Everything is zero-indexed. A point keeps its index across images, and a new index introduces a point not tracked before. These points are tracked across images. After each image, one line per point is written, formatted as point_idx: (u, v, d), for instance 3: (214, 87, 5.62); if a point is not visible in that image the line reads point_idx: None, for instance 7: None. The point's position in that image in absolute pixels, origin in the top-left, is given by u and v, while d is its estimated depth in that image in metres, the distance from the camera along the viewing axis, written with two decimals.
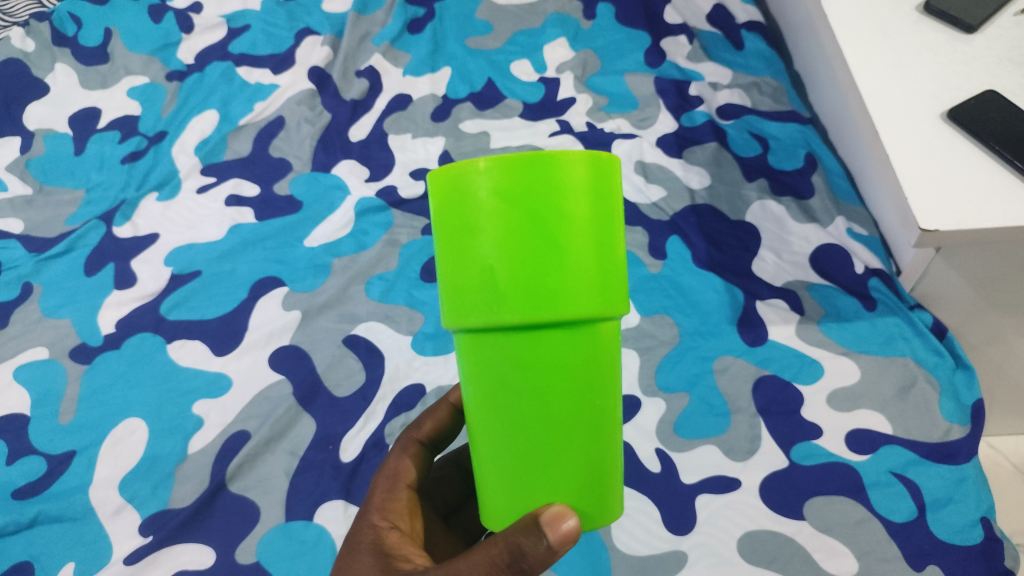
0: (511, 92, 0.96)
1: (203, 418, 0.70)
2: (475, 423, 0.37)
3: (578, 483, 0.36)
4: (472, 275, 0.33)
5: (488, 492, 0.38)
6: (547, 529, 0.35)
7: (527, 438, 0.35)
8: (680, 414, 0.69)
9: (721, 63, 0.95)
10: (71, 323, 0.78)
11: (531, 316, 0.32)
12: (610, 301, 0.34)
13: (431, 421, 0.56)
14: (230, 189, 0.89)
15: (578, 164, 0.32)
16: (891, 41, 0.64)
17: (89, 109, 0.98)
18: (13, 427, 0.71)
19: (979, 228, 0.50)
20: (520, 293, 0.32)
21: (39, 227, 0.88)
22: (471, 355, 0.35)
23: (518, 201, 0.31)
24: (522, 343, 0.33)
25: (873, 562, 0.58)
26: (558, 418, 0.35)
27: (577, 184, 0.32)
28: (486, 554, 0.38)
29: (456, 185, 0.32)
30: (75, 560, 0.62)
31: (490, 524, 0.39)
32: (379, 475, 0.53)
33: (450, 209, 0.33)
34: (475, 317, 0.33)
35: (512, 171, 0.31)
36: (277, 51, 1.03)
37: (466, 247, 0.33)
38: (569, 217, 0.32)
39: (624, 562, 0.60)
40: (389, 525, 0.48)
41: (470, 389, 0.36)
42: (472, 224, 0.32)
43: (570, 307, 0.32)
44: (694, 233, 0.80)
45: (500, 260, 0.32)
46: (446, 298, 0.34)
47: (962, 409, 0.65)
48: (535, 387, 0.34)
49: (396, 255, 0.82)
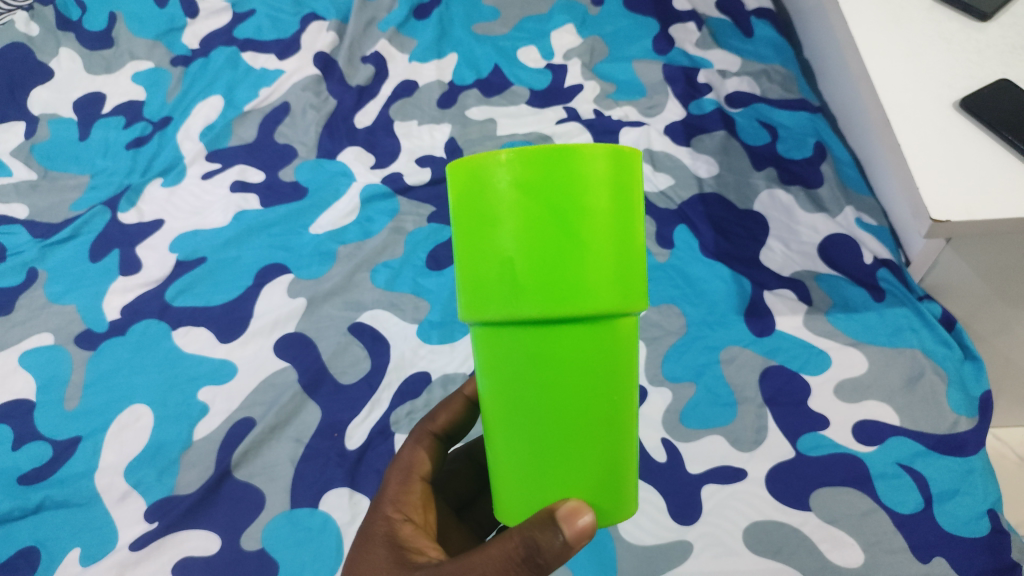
0: (518, 78, 0.96)
1: (209, 405, 0.70)
2: (491, 416, 0.37)
3: (594, 479, 0.36)
4: (491, 268, 0.32)
5: (502, 485, 0.38)
6: (563, 524, 0.34)
7: (543, 434, 0.35)
8: (687, 404, 0.68)
9: (730, 51, 0.94)
10: (77, 309, 0.78)
11: (549, 310, 0.31)
12: (629, 296, 0.33)
13: (446, 415, 0.55)
14: (235, 175, 0.89)
15: (599, 157, 0.31)
16: (904, 28, 0.63)
17: (94, 94, 0.98)
18: (19, 412, 0.71)
19: (990, 219, 0.49)
20: (539, 287, 0.31)
21: (45, 212, 0.88)
22: (488, 347, 0.35)
23: (538, 194, 0.31)
24: (539, 337, 0.33)
25: (880, 553, 0.58)
26: (575, 413, 0.34)
27: (598, 178, 0.31)
28: (502, 548, 0.37)
29: (475, 177, 0.32)
30: (81, 545, 0.62)
31: (504, 517, 0.38)
32: (393, 467, 0.53)
33: (469, 201, 0.33)
34: (493, 309, 0.33)
35: (532, 163, 0.31)
36: (282, 36, 1.02)
37: (484, 240, 0.33)
38: (589, 211, 0.31)
39: (630, 552, 0.60)
40: (403, 518, 0.48)
41: (487, 381, 0.36)
42: (491, 216, 0.32)
43: (588, 302, 0.32)
44: (702, 222, 0.79)
45: (520, 253, 0.31)
46: (464, 291, 0.34)
47: (970, 401, 0.65)
48: (552, 382, 0.34)
49: (401, 242, 0.82)
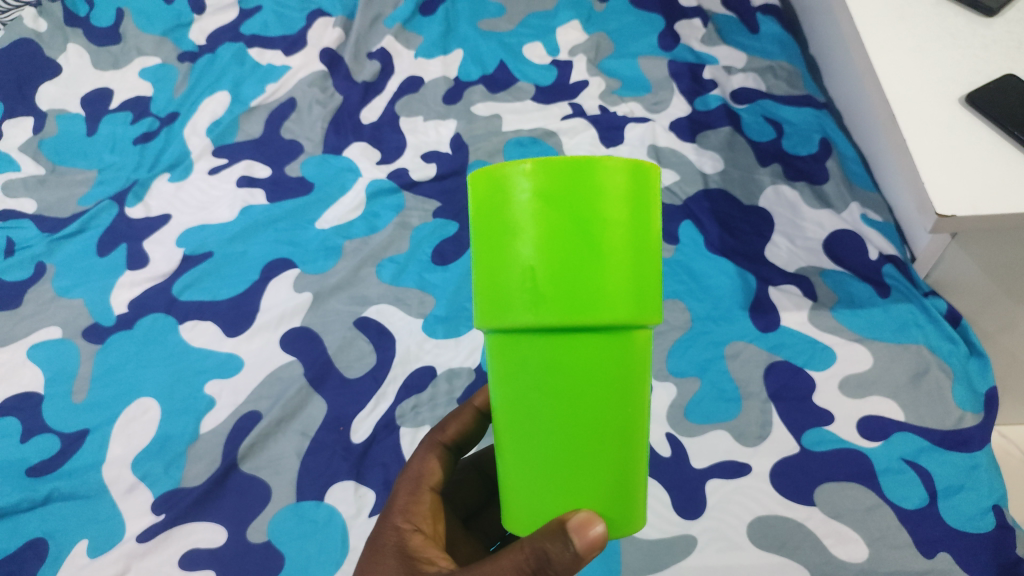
0: (523, 74, 0.96)
1: (215, 398, 0.71)
2: (503, 425, 0.37)
3: (606, 491, 0.36)
4: (510, 276, 0.33)
5: (511, 495, 0.38)
6: (574, 535, 0.34)
7: (558, 444, 0.35)
8: (691, 399, 0.68)
9: (735, 46, 0.94)
10: (84, 303, 0.78)
11: (567, 319, 0.32)
12: (644, 308, 0.34)
13: (455, 425, 0.56)
14: (242, 170, 0.89)
15: (619, 170, 0.32)
16: (912, 23, 0.63)
17: (102, 90, 0.98)
18: (27, 404, 0.71)
19: (997, 214, 0.49)
20: (557, 296, 0.32)
21: (53, 207, 0.88)
22: (505, 355, 0.35)
23: (560, 203, 0.32)
24: (556, 346, 0.34)
25: (883, 548, 0.58)
26: (588, 423, 0.35)
27: (616, 191, 0.32)
28: (512, 559, 0.37)
29: (498, 186, 0.33)
30: (89, 537, 0.63)
31: (513, 528, 0.38)
32: (403, 477, 0.54)
33: (491, 211, 0.34)
34: (511, 317, 0.33)
35: (555, 173, 0.31)
36: (288, 33, 1.03)
37: (505, 249, 0.33)
38: (608, 222, 0.32)
39: (634, 546, 0.60)
40: (413, 528, 0.48)
41: (501, 389, 0.36)
42: (513, 226, 0.33)
43: (605, 312, 0.32)
44: (707, 218, 0.79)
45: (540, 262, 0.32)
46: (482, 298, 0.35)
47: (975, 397, 0.65)
48: (567, 391, 0.34)
49: (407, 237, 0.82)
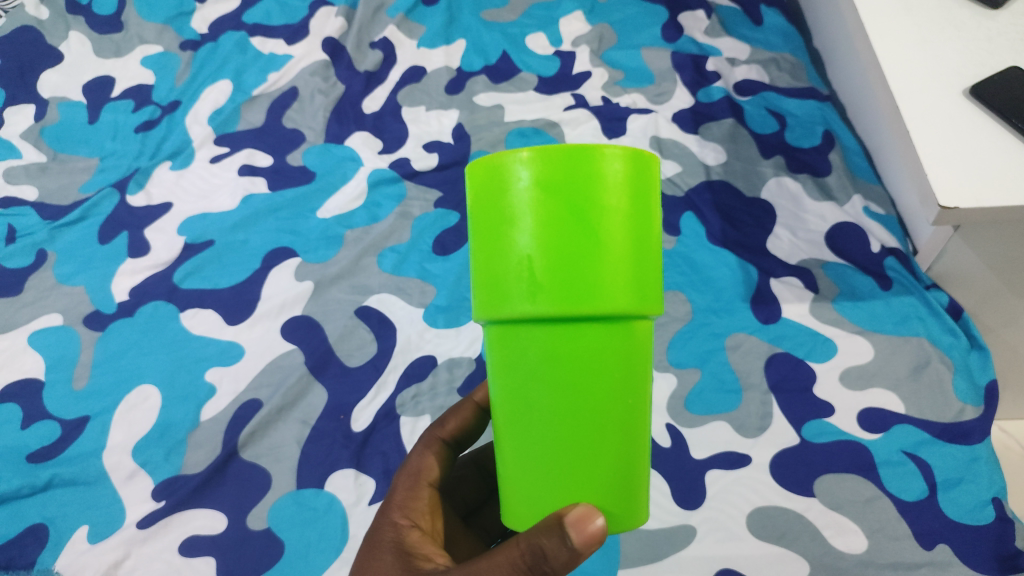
0: (526, 65, 0.96)
1: (216, 386, 0.71)
2: (501, 419, 0.37)
3: (605, 485, 0.36)
4: (509, 266, 0.33)
5: (510, 490, 0.38)
6: (571, 530, 0.34)
7: (555, 436, 0.35)
8: (692, 390, 0.68)
9: (739, 38, 0.94)
10: (85, 290, 0.78)
11: (564, 309, 0.32)
12: (644, 298, 0.33)
13: (455, 420, 0.55)
14: (243, 159, 0.89)
15: (618, 158, 0.32)
16: (917, 14, 0.62)
17: (104, 77, 0.98)
18: (28, 391, 0.71)
19: (998, 206, 0.49)
20: (555, 286, 0.32)
21: (54, 195, 0.88)
22: (504, 347, 0.35)
23: (558, 191, 0.32)
24: (554, 337, 0.33)
25: (883, 540, 0.58)
26: (586, 415, 0.35)
27: (615, 179, 0.32)
28: (508, 554, 0.37)
29: (495, 175, 0.33)
30: (89, 523, 0.63)
31: (511, 523, 0.38)
32: (402, 472, 0.54)
33: (489, 200, 0.34)
34: (509, 307, 0.33)
35: (552, 162, 0.31)
36: (290, 22, 1.02)
37: (502, 238, 0.33)
38: (607, 210, 0.32)
39: (633, 537, 0.60)
40: (410, 524, 0.48)
41: (499, 381, 0.36)
42: (510, 215, 0.33)
43: (604, 302, 0.32)
44: (708, 209, 0.79)
45: (538, 251, 0.32)
46: (479, 289, 0.35)
47: (976, 390, 0.65)
48: (565, 382, 0.34)
49: (408, 227, 0.82)
